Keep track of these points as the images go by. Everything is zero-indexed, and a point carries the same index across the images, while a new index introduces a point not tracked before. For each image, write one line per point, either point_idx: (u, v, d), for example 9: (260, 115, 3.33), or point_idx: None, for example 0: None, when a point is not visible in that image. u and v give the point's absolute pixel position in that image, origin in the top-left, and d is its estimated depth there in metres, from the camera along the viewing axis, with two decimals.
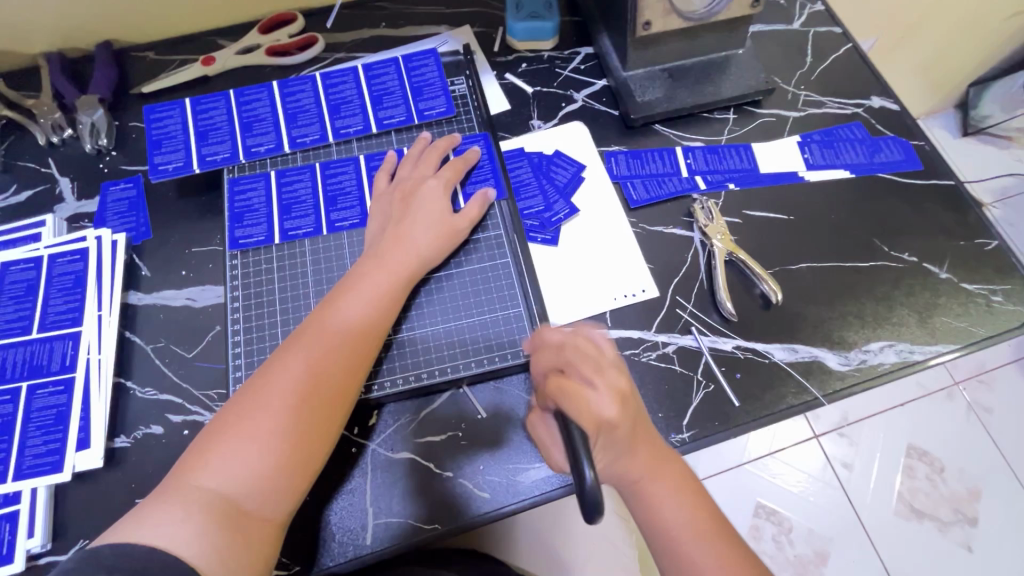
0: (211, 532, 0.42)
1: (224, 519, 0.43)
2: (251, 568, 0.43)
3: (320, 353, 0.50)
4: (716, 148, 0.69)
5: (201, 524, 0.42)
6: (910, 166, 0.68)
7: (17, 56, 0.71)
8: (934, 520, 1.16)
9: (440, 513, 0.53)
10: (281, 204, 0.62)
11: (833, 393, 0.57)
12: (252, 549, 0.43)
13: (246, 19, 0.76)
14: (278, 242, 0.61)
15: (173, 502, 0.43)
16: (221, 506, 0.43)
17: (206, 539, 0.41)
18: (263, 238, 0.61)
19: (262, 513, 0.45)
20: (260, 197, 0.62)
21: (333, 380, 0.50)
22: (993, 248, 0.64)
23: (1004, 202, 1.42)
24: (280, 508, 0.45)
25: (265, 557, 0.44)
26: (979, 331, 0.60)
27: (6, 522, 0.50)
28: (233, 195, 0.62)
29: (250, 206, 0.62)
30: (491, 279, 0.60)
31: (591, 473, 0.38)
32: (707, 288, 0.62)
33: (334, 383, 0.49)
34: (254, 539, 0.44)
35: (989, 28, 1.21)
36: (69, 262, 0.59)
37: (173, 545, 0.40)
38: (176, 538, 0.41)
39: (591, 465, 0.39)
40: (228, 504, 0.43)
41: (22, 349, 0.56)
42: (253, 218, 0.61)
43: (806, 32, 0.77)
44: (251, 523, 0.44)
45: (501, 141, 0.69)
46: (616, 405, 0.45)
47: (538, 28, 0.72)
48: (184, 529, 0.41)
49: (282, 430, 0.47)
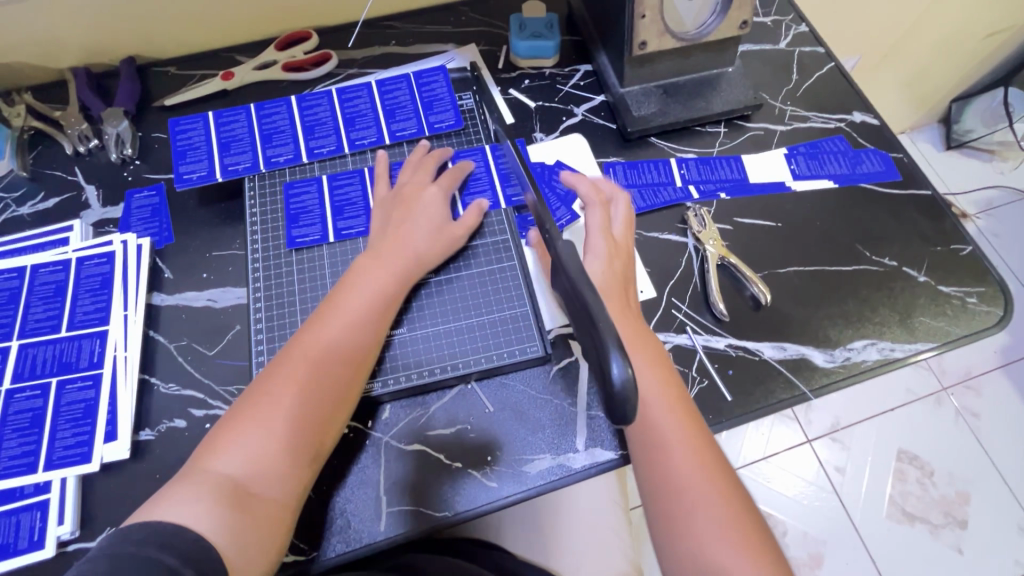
0: (227, 510, 0.45)
1: (238, 499, 0.46)
2: (261, 544, 0.46)
3: (317, 348, 0.53)
4: (708, 159, 0.73)
5: (213, 504, 0.45)
6: (889, 177, 0.72)
7: (45, 70, 0.75)
8: (925, 522, 1.19)
9: (449, 501, 0.56)
10: (333, 206, 0.66)
11: (820, 388, 0.61)
12: (261, 527, 0.46)
13: (264, 36, 0.80)
14: (332, 240, 0.65)
15: (189, 485, 0.46)
16: (231, 488, 0.46)
17: (223, 515, 0.45)
18: (318, 237, 0.65)
19: (271, 495, 0.48)
20: (314, 199, 0.66)
21: (333, 371, 0.53)
22: (968, 253, 0.68)
23: (987, 213, 1.47)
24: (288, 490, 0.49)
25: (274, 536, 0.47)
26: (956, 330, 0.64)
27: (36, 510, 0.52)
28: (289, 198, 0.66)
29: (305, 208, 0.66)
30: (500, 282, 0.63)
31: (621, 369, 0.39)
32: (701, 290, 0.66)
33: (332, 375, 0.52)
34: (263, 518, 0.47)
35: (967, 48, 1.27)
36: (96, 265, 0.63)
37: (186, 519, 0.44)
38: (191, 513, 0.44)
39: (621, 362, 0.39)
40: (241, 486, 0.47)
41: (51, 347, 0.58)
42: (308, 219, 0.65)
43: (792, 51, 0.82)
44: (258, 503, 0.47)
45: (532, 143, 0.74)
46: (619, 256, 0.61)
47: (541, 47, 0.77)
48: (198, 507, 0.45)
49: (285, 418, 0.50)
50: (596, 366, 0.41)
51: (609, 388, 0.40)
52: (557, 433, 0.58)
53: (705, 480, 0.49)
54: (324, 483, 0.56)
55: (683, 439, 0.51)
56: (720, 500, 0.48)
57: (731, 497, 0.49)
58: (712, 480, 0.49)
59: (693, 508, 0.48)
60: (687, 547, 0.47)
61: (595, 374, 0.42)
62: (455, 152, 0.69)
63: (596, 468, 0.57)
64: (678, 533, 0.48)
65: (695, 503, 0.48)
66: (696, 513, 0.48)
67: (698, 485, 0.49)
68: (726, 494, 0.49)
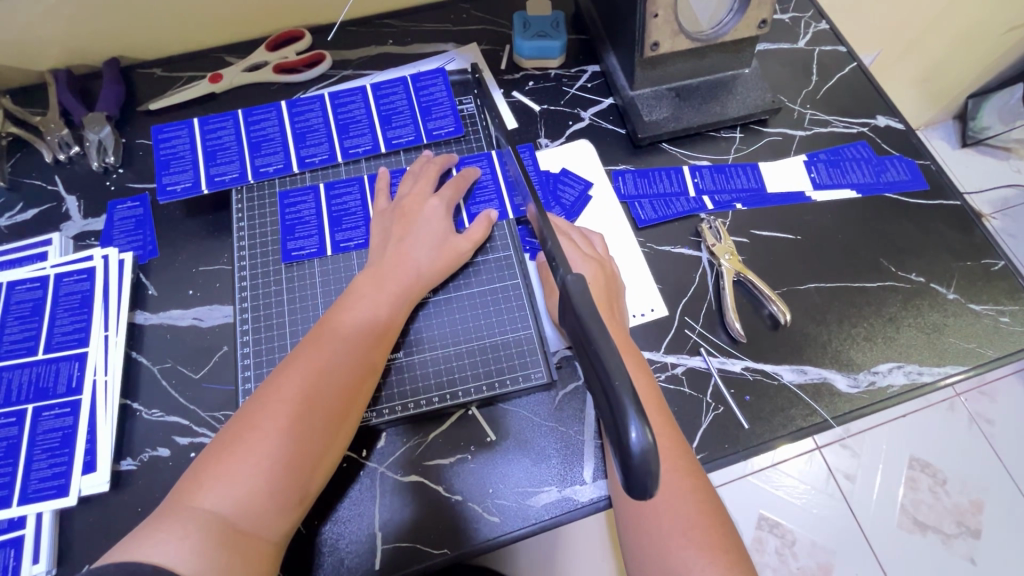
0: (212, 551, 0.40)
1: (224, 540, 0.41)
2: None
3: (314, 371, 0.48)
4: (723, 167, 0.69)
5: (200, 544, 0.40)
6: (916, 186, 0.68)
7: (24, 72, 0.71)
8: (938, 532, 1.10)
9: (450, 538, 0.52)
10: (331, 216, 0.63)
11: (842, 415, 0.57)
12: (251, 570, 0.42)
13: (254, 36, 0.76)
14: (330, 253, 0.61)
15: (172, 523, 0.41)
16: (217, 528, 0.41)
17: (206, 558, 0.40)
18: (316, 250, 0.61)
19: (259, 533, 0.43)
20: (311, 209, 0.63)
21: (332, 398, 0.48)
22: (999, 269, 0.64)
23: (1003, 213, 1.43)
24: (277, 527, 0.44)
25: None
26: (987, 352, 0.60)
27: (11, 547, 0.49)
28: (285, 207, 0.63)
29: (301, 218, 0.63)
30: (503, 302, 0.60)
31: (642, 435, 0.34)
32: (715, 308, 0.62)
33: (331, 401, 0.48)
34: (251, 560, 0.42)
35: (988, 43, 1.22)
36: (75, 282, 0.59)
37: (171, 561, 0.39)
38: (176, 555, 0.39)
39: (639, 425, 0.34)
40: (227, 524, 0.42)
41: (27, 370, 0.55)
42: (305, 230, 0.62)
43: (811, 50, 0.77)
44: (249, 543, 0.42)
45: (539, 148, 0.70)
46: (600, 270, 0.57)
47: (546, 47, 0.72)
48: (183, 548, 0.40)
49: (281, 448, 0.45)
50: (609, 429, 0.36)
51: (625, 456, 0.34)
52: (562, 464, 0.55)
53: (679, 479, 0.47)
54: (317, 517, 0.52)
55: (660, 435, 0.48)
56: (688, 498, 0.46)
57: (700, 496, 0.47)
58: (678, 460, 0.48)
59: (660, 506, 0.46)
60: (646, 540, 0.46)
61: (606, 435, 0.37)
62: (460, 161, 0.65)
63: (602, 502, 0.53)
64: (640, 527, 0.46)
65: (661, 500, 0.46)
66: (659, 508, 0.46)
67: (669, 482, 0.46)
68: (696, 493, 0.47)
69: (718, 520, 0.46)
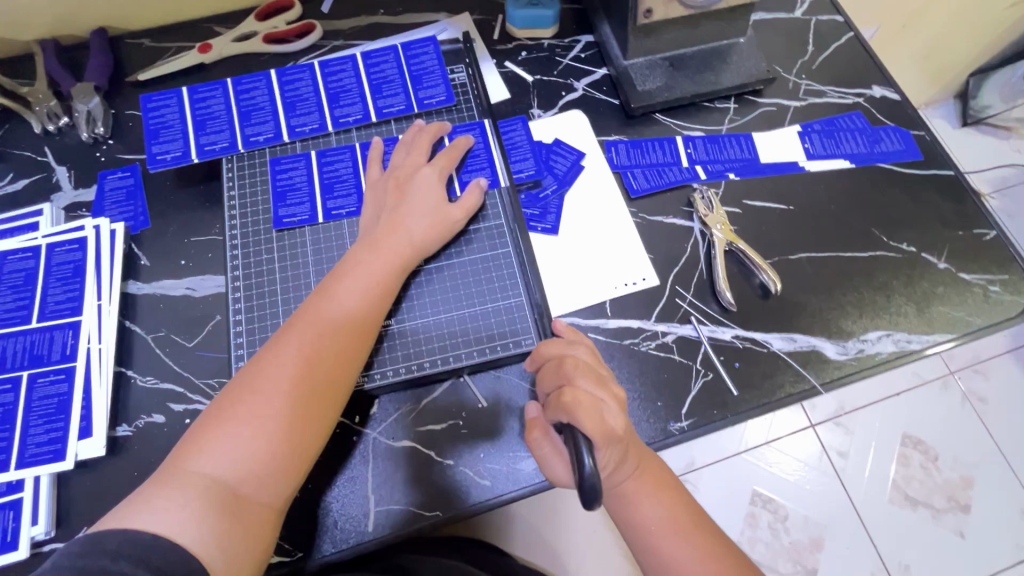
0: (211, 517, 0.41)
1: (223, 505, 0.42)
2: (252, 552, 0.43)
3: (312, 340, 0.49)
4: (716, 137, 0.69)
5: (200, 510, 0.41)
6: (910, 156, 0.68)
7: (9, 43, 0.70)
8: (927, 507, 1.12)
9: (443, 501, 0.53)
10: (322, 183, 0.63)
11: (830, 381, 0.58)
12: (252, 535, 0.43)
13: (243, 6, 0.75)
14: (320, 221, 0.61)
15: (170, 489, 0.42)
16: (217, 494, 0.42)
17: (207, 523, 0.41)
18: (306, 217, 0.61)
19: (258, 499, 0.44)
20: (302, 176, 0.63)
21: (326, 366, 0.49)
22: (991, 238, 0.64)
23: (1001, 192, 1.42)
24: (276, 493, 0.45)
25: (263, 543, 0.44)
26: (976, 321, 0.61)
27: (9, 510, 0.50)
28: (276, 174, 0.63)
29: (293, 185, 0.62)
30: (494, 270, 0.60)
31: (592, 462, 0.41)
32: (706, 278, 0.62)
33: (326, 370, 0.48)
34: (252, 524, 0.43)
35: (991, 16, 1.19)
36: (67, 251, 0.59)
37: (170, 529, 0.40)
38: (176, 522, 0.40)
39: (590, 454, 0.42)
40: (225, 490, 0.43)
41: (21, 339, 0.55)
42: (296, 197, 0.62)
43: (808, 20, 0.76)
44: (250, 508, 0.43)
45: (531, 118, 0.70)
46: (618, 415, 0.47)
47: (538, 16, 0.72)
48: (184, 513, 0.41)
49: (277, 416, 0.46)
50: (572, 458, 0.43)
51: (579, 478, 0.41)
52: None
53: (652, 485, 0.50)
54: (311, 482, 0.53)
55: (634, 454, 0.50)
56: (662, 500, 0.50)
57: (669, 494, 0.51)
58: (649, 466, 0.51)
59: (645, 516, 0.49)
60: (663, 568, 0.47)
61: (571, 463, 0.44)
62: (453, 127, 0.64)
63: None
64: (652, 556, 0.48)
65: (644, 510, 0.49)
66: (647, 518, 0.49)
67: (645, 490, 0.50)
68: (665, 491, 0.50)
69: (698, 514, 0.50)
